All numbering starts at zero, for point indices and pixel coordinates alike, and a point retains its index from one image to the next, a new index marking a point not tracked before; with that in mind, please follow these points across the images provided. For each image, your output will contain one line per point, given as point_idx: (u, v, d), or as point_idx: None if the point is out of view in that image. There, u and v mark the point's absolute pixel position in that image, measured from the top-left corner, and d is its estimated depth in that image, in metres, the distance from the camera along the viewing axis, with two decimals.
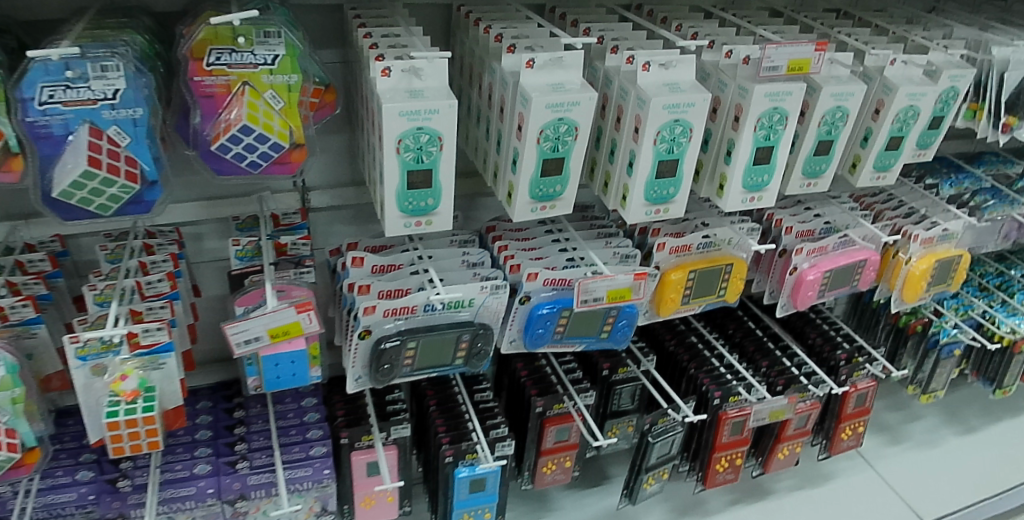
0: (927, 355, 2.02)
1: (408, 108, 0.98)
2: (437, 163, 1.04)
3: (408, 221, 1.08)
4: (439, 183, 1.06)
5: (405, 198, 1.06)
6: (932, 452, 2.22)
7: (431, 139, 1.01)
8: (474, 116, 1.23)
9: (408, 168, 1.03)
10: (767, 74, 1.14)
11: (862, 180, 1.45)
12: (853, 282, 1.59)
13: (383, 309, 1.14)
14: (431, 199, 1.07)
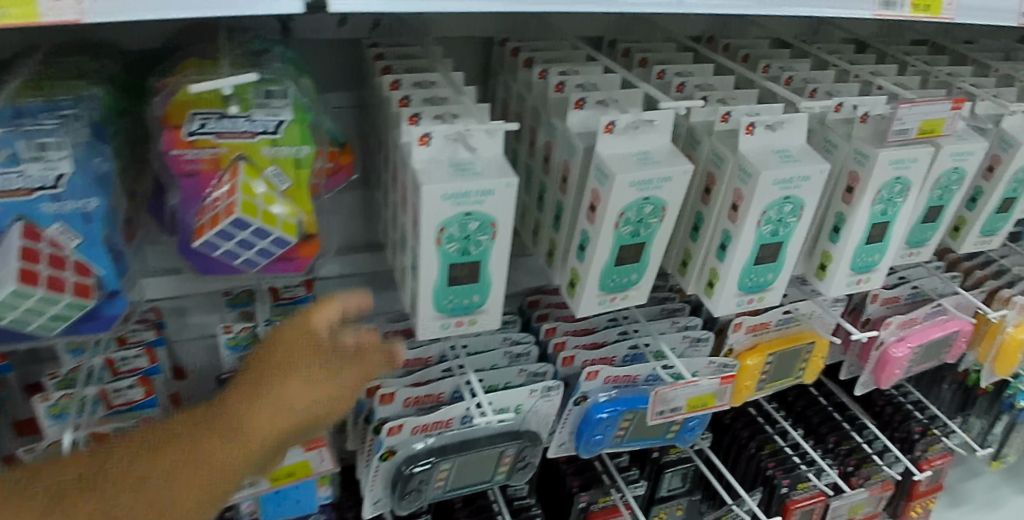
0: (1001, 417, 1.80)
1: (455, 189, 0.74)
2: (488, 255, 0.80)
3: (447, 321, 0.85)
4: (489, 279, 0.83)
5: (445, 296, 0.83)
6: (996, 516, 2.01)
7: (483, 227, 0.78)
8: (521, 177, 0.99)
9: (450, 264, 0.79)
10: (895, 138, 0.92)
11: (965, 246, 1.23)
12: (940, 356, 1.37)
13: (411, 427, 0.93)
14: (477, 295, 0.84)
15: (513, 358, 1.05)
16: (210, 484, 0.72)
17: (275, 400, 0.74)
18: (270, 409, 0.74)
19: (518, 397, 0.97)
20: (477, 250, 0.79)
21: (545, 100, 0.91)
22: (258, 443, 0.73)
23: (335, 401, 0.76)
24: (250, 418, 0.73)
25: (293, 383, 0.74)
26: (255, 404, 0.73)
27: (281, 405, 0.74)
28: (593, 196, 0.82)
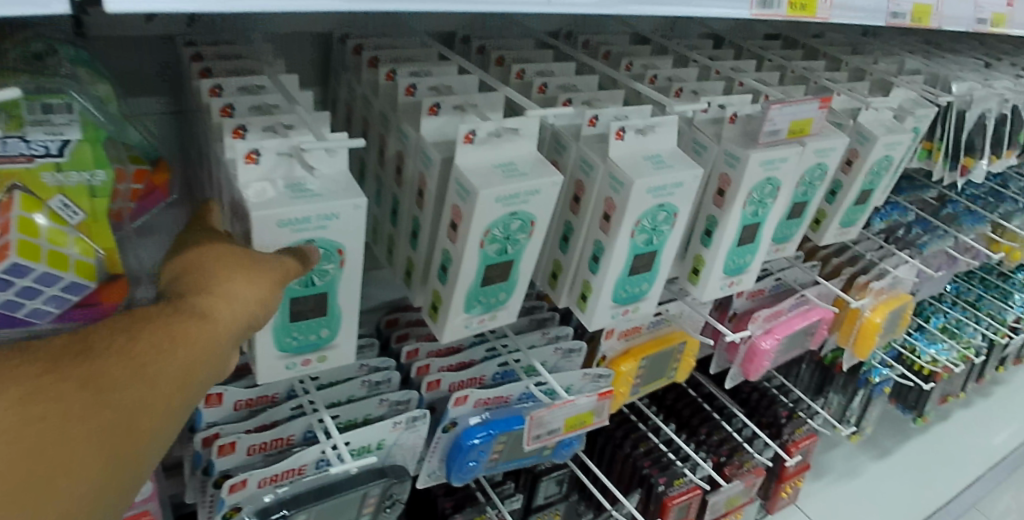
0: (858, 392, 1.89)
1: (292, 215, 0.63)
2: (336, 286, 0.71)
3: (292, 361, 0.75)
4: (337, 311, 0.73)
5: (283, 332, 0.72)
6: (854, 483, 2.17)
7: (328, 253, 0.68)
8: (370, 188, 0.91)
9: (288, 296, 0.69)
10: (765, 139, 0.89)
11: (826, 238, 1.25)
12: (806, 345, 1.40)
13: (258, 480, 0.82)
14: (325, 330, 0.74)
15: (372, 388, 0.95)
16: (78, 465, 0.44)
17: (208, 311, 0.53)
18: (185, 330, 0.51)
19: (380, 431, 0.88)
20: (321, 281, 0.69)
21: (394, 105, 0.82)
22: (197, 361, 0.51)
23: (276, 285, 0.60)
24: (173, 340, 0.50)
25: (223, 289, 0.56)
26: (167, 328, 0.50)
27: (212, 306, 0.54)
28: (454, 212, 0.74)
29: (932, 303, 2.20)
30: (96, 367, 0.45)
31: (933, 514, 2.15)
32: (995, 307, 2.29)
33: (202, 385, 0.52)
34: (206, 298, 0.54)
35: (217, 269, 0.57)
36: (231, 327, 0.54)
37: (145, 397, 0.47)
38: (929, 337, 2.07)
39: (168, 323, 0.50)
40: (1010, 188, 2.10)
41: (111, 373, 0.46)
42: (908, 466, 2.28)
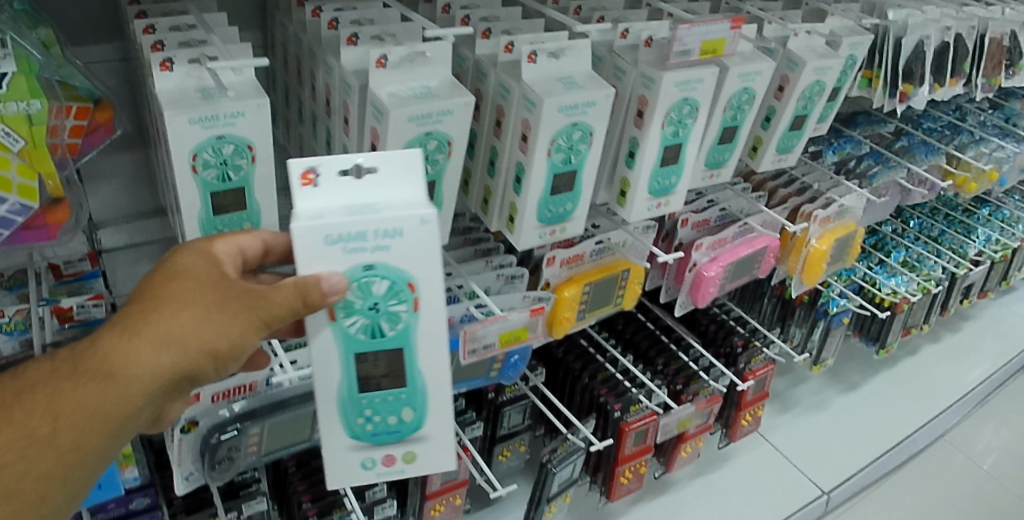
0: (817, 324, 1.96)
1: (342, 229, 0.69)
2: (413, 339, 0.77)
3: (373, 456, 0.84)
4: (417, 383, 0.80)
5: (352, 409, 0.80)
6: (821, 416, 2.24)
7: (397, 287, 0.73)
8: (306, 122, 0.98)
9: (354, 352, 0.76)
10: (677, 60, 0.94)
11: (764, 164, 1.30)
12: (752, 272, 1.46)
13: (211, 395, 0.88)
14: (411, 409, 0.82)
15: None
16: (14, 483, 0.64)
17: (119, 369, 0.66)
18: (92, 392, 0.65)
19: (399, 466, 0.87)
20: (391, 335, 0.76)
21: (320, 40, 0.88)
22: (104, 415, 0.66)
23: (232, 327, 0.69)
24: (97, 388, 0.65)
25: (144, 343, 0.66)
26: (78, 390, 0.65)
27: (130, 362, 0.66)
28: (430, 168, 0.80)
29: (893, 239, 2.27)
30: (4, 436, 0.63)
31: (898, 443, 2.23)
32: (956, 241, 2.36)
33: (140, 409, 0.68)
34: (121, 350, 0.66)
35: (175, 301, 0.68)
36: (161, 373, 0.67)
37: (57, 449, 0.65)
38: (889, 270, 2.14)
39: (97, 380, 0.65)
40: (967, 123, 2.16)
41: (50, 431, 0.64)
42: (876, 398, 2.36)
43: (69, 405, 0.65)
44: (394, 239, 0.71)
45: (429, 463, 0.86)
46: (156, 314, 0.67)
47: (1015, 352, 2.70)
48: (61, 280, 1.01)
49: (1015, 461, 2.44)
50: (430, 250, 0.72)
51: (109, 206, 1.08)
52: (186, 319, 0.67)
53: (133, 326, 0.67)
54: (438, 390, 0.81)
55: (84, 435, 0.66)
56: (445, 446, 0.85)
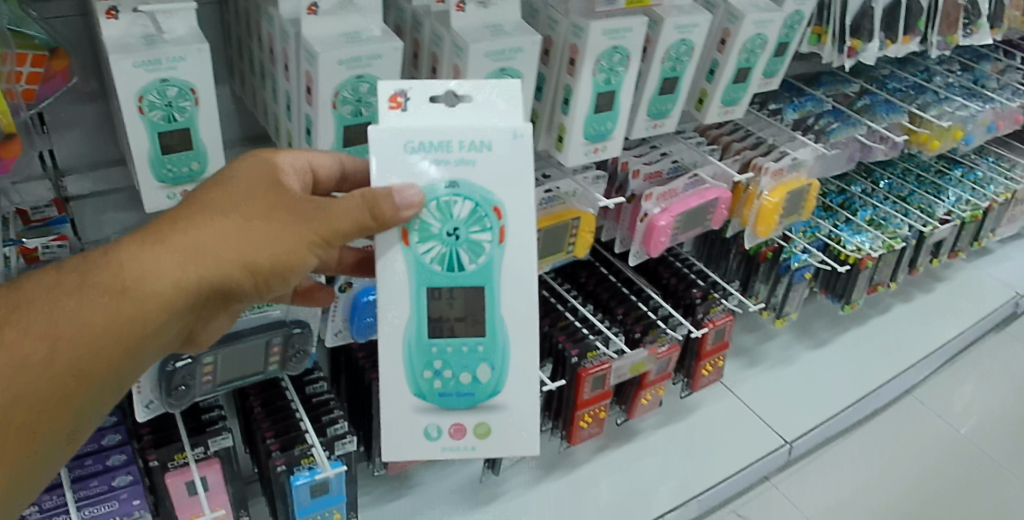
0: (780, 280, 2.01)
1: (427, 144, 0.77)
2: (496, 278, 0.82)
3: (445, 424, 0.86)
4: (499, 337, 0.85)
5: (421, 362, 0.84)
6: (787, 372, 2.31)
7: (480, 210, 0.80)
8: (258, 74, 1.05)
9: (427, 287, 0.81)
10: (604, 9, 0.99)
11: (709, 117, 1.35)
12: (705, 223, 1.51)
13: None
14: (489, 368, 0.86)
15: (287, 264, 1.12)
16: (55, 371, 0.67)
17: (153, 274, 0.69)
18: (107, 309, 0.68)
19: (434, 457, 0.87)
20: (472, 270, 0.82)
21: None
22: (114, 336, 0.69)
23: (272, 245, 0.72)
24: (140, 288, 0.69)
25: (171, 254, 0.70)
26: (90, 304, 0.67)
27: (152, 275, 0.69)
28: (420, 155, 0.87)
29: (861, 198, 2.30)
30: (52, 327, 0.66)
31: (865, 396, 2.29)
32: (926, 201, 2.38)
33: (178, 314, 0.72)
34: (146, 260, 0.69)
35: (220, 212, 0.72)
36: (201, 279, 0.71)
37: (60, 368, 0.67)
38: (855, 228, 2.16)
39: (140, 279, 0.69)
40: (934, 83, 2.20)
41: (93, 323, 0.68)
42: (844, 355, 2.42)
43: (81, 321, 0.67)
44: (480, 154, 0.78)
45: (505, 435, 0.87)
46: (182, 229, 0.70)
47: (986, 312, 2.74)
48: (29, 225, 1.08)
49: (982, 417, 2.49)
50: (517, 174, 0.79)
51: (76, 154, 1.15)
52: (216, 236, 0.71)
53: (159, 237, 0.70)
54: (521, 348, 0.85)
55: (92, 355, 0.68)
56: (524, 419, 0.87)
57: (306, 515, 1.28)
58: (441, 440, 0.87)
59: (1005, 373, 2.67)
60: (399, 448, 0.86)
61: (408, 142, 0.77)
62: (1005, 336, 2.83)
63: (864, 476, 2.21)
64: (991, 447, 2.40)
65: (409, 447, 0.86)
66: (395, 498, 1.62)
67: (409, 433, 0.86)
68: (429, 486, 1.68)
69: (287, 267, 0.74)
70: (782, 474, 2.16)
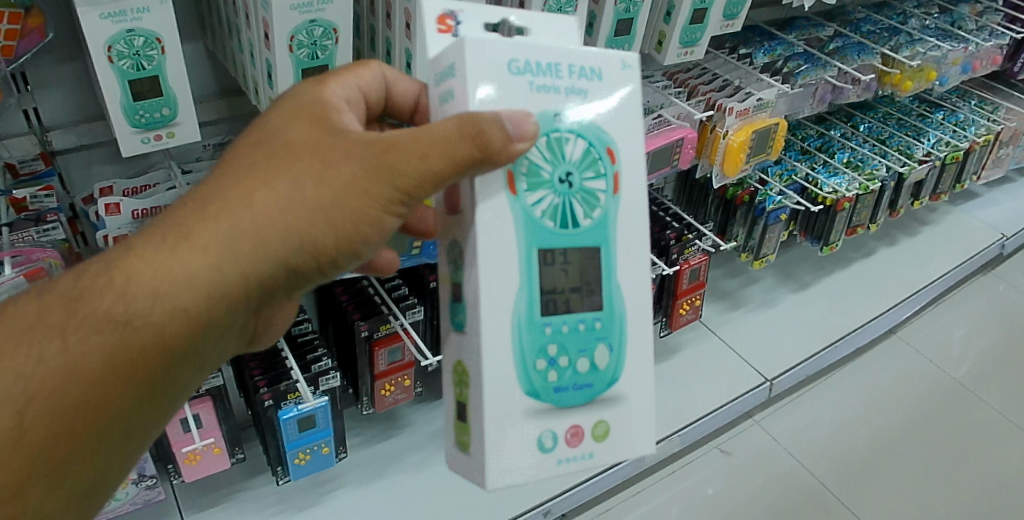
0: (756, 222, 2.05)
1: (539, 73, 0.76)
2: (609, 235, 0.81)
3: (564, 432, 0.79)
4: (615, 312, 0.82)
5: (534, 349, 0.78)
6: (770, 312, 2.30)
7: (591, 152, 0.79)
8: (226, 28, 1.18)
9: (540, 248, 0.77)
10: None
11: (668, 58, 1.39)
12: (673, 163, 1.56)
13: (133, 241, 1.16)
14: (605, 351, 0.82)
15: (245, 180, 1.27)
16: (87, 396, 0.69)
17: (179, 273, 0.69)
18: (111, 340, 0.69)
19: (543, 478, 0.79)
20: (586, 226, 0.79)
21: None
22: (122, 370, 0.70)
23: (321, 222, 0.71)
24: (164, 293, 0.69)
25: (197, 250, 0.69)
26: (91, 343, 0.68)
27: (172, 290, 0.69)
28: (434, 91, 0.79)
29: (839, 141, 2.32)
30: (62, 358, 0.67)
31: (844, 335, 2.23)
32: (905, 143, 2.38)
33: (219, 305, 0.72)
34: (169, 262, 0.69)
35: (249, 193, 0.71)
36: (234, 265, 0.70)
37: (40, 440, 0.68)
38: (832, 170, 2.18)
39: (160, 283, 0.69)
40: (909, 24, 2.21)
41: (117, 340, 0.69)
42: (828, 295, 2.38)
43: (73, 373, 0.68)
44: (590, 83, 0.79)
45: (622, 434, 0.83)
46: (208, 222, 0.70)
47: (973, 253, 2.64)
48: (18, 179, 1.21)
49: (975, 361, 2.42)
50: (628, 114, 0.81)
51: (61, 109, 1.23)
52: (248, 228, 0.70)
53: (185, 234, 0.70)
54: (635, 321, 0.84)
55: (82, 412, 0.69)
56: (638, 414, 0.84)
57: (295, 448, 1.39)
58: (557, 451, 0.79)
59: (1002, 312, 2.62)
60: (520, 467, 0.77)
61: (513, 62, 0.75)
62: (997, 278, 2.77)
63: (840, 420, 2.16)
64: (984, 391, 2.33)
65: (524, 464, 0.77)
66: (385, 437, 1.70)
67: (522, 444, 0.77)
68: (420, 426, 1.75)
69: (349, 238, 0.72)
70: (765, 412, 2.16)
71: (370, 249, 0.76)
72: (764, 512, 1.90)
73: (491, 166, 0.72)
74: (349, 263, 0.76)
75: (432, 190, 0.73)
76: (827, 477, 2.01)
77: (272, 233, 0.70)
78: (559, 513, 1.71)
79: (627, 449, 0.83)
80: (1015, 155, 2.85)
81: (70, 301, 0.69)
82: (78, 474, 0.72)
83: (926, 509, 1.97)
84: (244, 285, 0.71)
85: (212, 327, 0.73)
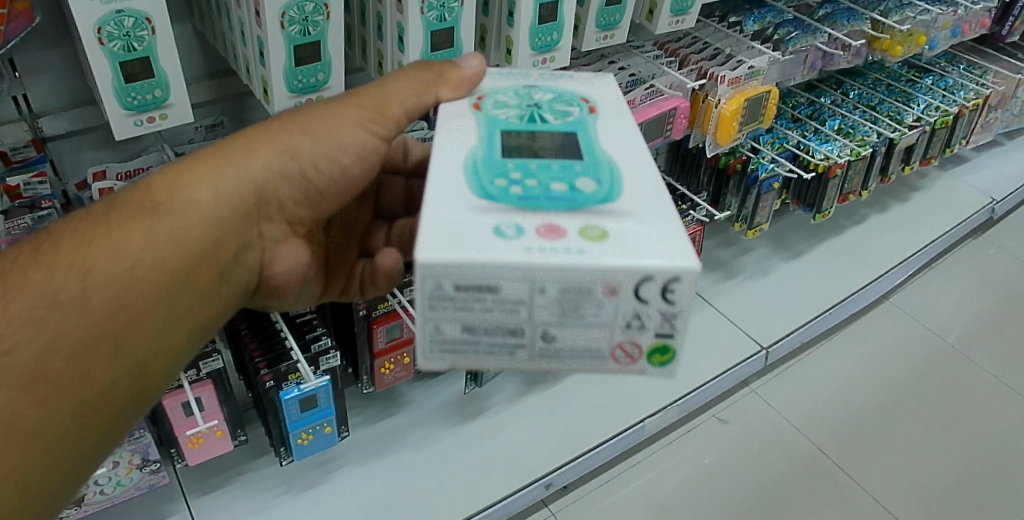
0: (749, 192, 2.06)
1: (506, 74, 0.96)
2: (583, 126, 0.84)
3: (539, 231, 0.68)
4: (600, 162, 0.78)
5: (494, 173, 0.75)
6: (764, 281, 2.31)
7: (562, 97, 0.90)
8: (215, 9, 1.17)
9: (502, 128, 0.83)
10: None
11: (659, 27, 1.39)
12: (665, 133, 1.57)
13: None
14: (590, 181, 0.75)
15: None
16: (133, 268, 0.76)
17: (194, 175, 0.81)
18: (149, 220, 0.78)
19: (506, 271, 0.65)
20: (555, 121, 0.84)
21: None
22: (163, 245, 0.77)
23: (302, 134, 0.87)
24: (185, 188, 0.81)
25: (204, 161, 0.83)
26: (134, 225, 0.77)
27: (190, 185, 0.81)
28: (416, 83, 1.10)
29: (830, 108, 2.31)
30: (110, 237, 0.76)
31: (838, 302, 2.25)
32: (895, 109, 2.38)
33: (229, 202, 0.83)
34: (184, 171, 0.82)
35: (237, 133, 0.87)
36: (236, 168, 0.84)
37: (103, 303, 0.74)
38: (823, 137, 2.18)
39: (179, 180, 0.81)
40: None
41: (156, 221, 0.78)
42: (821, 262, 2.39)
43: (123, 249, 0.75)
44: (562, 79, 0.96)
45: (625, 239, 0.68)
46: (209, 150, 0.85)
47: (964, 217, 2.65)
48: (10, 166, 1.21)
49: (967, 324, 2.45)
50: (610, 92, 0.93)
51: (49, 95, 1.23)
52: (241, 146, 0.85)
53: (192, 158, 0.84)
54: (632, 171, 0.78)
55: (136, 282, 0.76)
56: (650, 225, 0.70)
57: (298, 428, 1.41)
58: (524, 240, 0.67)
59: (993, 276, 2.64)
60: (470, 243, 0.66)
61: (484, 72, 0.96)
62: (987, 243, 2.79)
63: (839, 386, 2.18)
64: (977, 354, 2.35)
65: (480, 242, 0.66)
66: (386, 416, 1.71)
67: (480, 229, 0.68)
68: (420, 403, 1.76)
69: (328, 145, 0.87)
70: (762, 380, 2.18)
71: (348, 159, 0.89)
72: (763, 479, 1.93)
73: (444, 86, 0.89)
74: (330, 174, 0.89)
75: (396, 108, 0.89)
76: (824, 443, 2.03)
77: (263, 144, 0.85)
78: (561, 485, 1.73)
79: (634, 248, 0.67)
80: (1004, 119, 2.86)
81: (105, 209, 0.79)
82: (135, 349, 0.77)
83: (923, 473, 2.00)
84: (246, 184, 0.84)
85: (228, 222, 0.83)
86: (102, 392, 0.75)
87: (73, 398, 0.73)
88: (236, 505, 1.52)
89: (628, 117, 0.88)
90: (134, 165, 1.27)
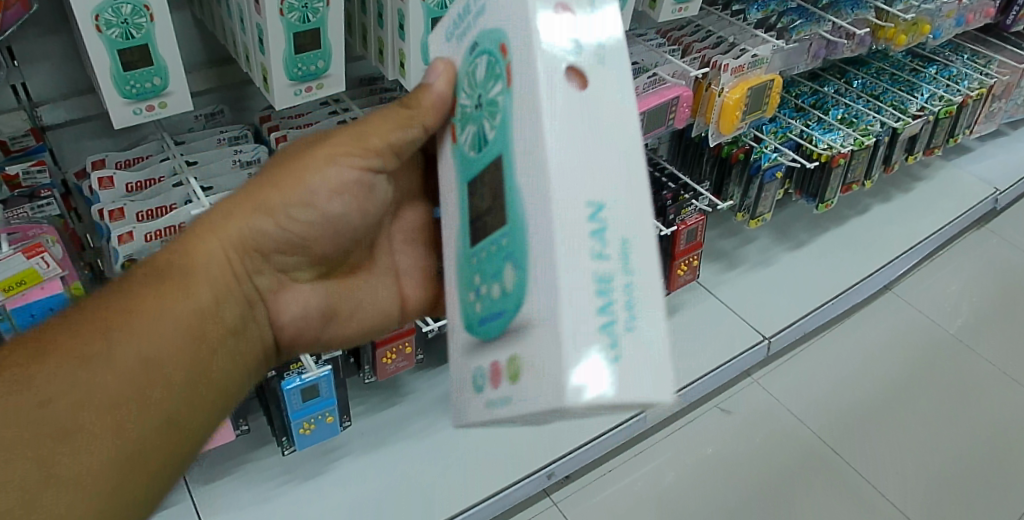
0: (752, 181, 2.05)
1: (462, 32, 0.73)
2: (506, 139, 0.61)
3: (486, 370, 0.64)
4: (517, 217, 0.59)
5: (469, 283, 0.69)
6: (766, 271, 2.30)
7: (495, 60, 0.65)
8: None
9: (466, 179, 0.69)
10: None
11: (662, 15, 1.38)
12: (669, 122, 1.55)
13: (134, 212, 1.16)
14: (513, 270, 0.60)
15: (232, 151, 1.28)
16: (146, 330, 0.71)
17: (191, 248, 0.80)
18: (159, 289, 0.74)
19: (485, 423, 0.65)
20: (491, 137, 0.64)
21: None
22: (173, 308, 0.74)
23: (271, 186, 0.83)
24: (187, 261, 0.78)
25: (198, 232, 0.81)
26: (145, 294, 0.73)
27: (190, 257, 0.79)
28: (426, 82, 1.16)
29: (834, 98, 2.30)
30: (121, 306, 0.72)
31: (841, 292, 2.24)
32: (899, 98, 2.36)
33: (222, 266, 0.81)
34: (183, 246, 0.80)
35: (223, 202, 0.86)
36: (221, 233, 0.82)
37: (131, 367, 0.68)
38: (826, 127, 2.16)
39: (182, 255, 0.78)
40: None
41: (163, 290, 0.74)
42: (822, 252, 2.38)
43: (139, 319, 0.71)
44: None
45: (531, 375, 0.56)
46: (203, 222, 0.83)
47: (966, 208, 2.64)
48: (9, 156, 1.20)
49: (970, 315, 2.44)
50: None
51: (48, 84, 1.23)
52: (221, 213, 0.83)
53: (191, 232, 0.82)
54: (539, 226, 0.56)
55: (153, 345, 0.71)
56: (554, 347, 0.54)
57: (300, 418, 1.41)
58: (484, 390, 0.64)
59: (997, 266, 2.63)
60: (465, 407, 0.68)
61: (449, 31, 0.76)
62: (989, 233, 2.78)
63: (841, 377, 2.17)
64: (980, 345, 2.34)
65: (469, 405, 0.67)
66: (387, 406, 1.71)
67: (470, 383, 0.68)
68: (422, 393, 1.75)
69: (297, 191, 0.83)
70: (763, 371, 2.18)
71: (328, 200, 0.85)
72: (764, 470, 1.92)
73: (421, 113, 0.76)
74: (304, 215, 0.85)
75: (374, 140, 0.82)
76: (827, 434, 2.03)
77: (243, 213, 0.83)
78: (563, 475, 1.73)
79: (538, 390, 0.54)
80: (1008, 109, 2.84)
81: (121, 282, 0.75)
82: (166, 409, 0.71)
83: (925, 463, 2.00)
84: (233, 244, 0.82)
85: (226, 288, 0.80)
86: (138, 461, 0.68)
87: (110, 451, 0.66)
88: (236, 495, 1.52)
89: (538, 56, 0.59)
90: (133, 154, 1.27)
